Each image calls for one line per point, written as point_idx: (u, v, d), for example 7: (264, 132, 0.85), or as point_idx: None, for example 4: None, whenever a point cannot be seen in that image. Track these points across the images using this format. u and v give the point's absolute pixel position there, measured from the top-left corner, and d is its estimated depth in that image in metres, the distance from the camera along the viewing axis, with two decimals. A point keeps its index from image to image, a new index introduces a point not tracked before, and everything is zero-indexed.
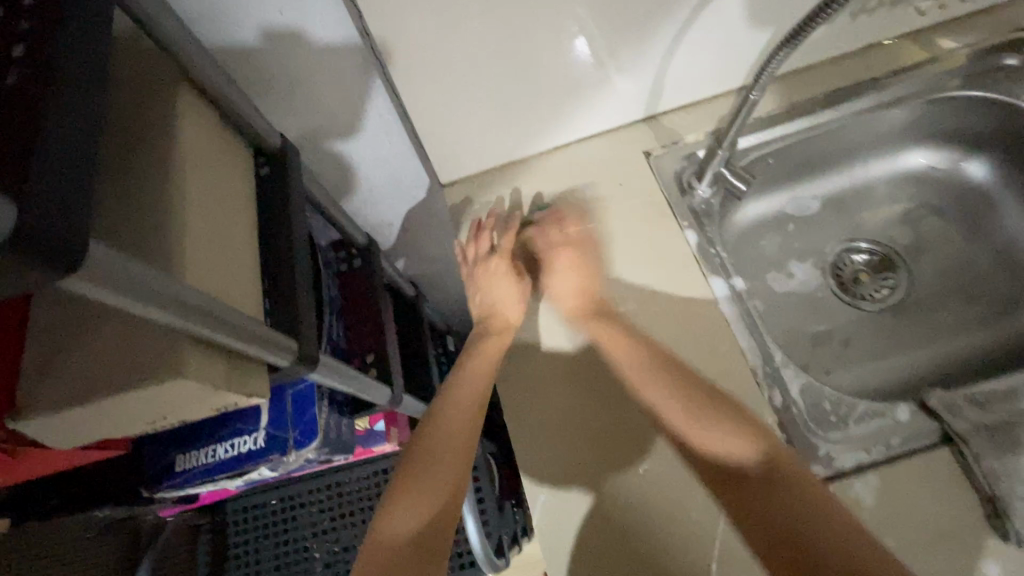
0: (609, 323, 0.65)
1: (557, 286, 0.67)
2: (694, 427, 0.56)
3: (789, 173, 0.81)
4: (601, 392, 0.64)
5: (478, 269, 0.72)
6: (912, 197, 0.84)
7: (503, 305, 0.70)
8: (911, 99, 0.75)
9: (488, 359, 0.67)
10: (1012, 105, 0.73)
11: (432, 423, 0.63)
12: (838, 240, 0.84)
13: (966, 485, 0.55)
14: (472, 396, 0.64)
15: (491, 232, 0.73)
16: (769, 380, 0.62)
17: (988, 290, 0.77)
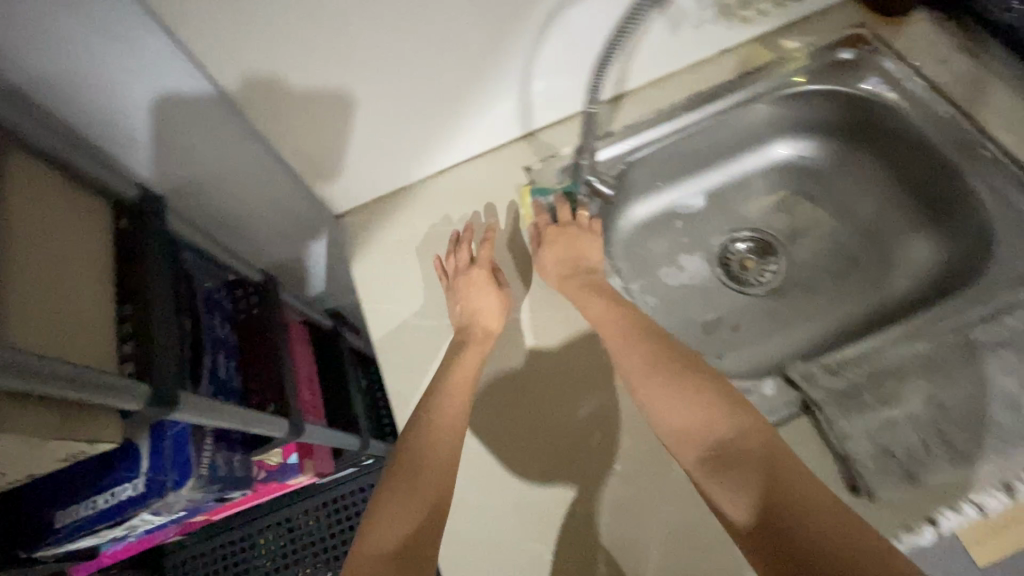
0: (594, 293, 0.67)
1: (553, 265, 0.70)
2: (703, 413, 0.53)
3: (666, 174, 0.85)
4: (578, 396, 0.66)
5: (457, 280, 0.70)
6: (787, 186, 0.89)
7: (482, 312, 0.68)
8: (765, 97, 0.81)
9: (468, 359, 0.65)
10: (850, 94, 0.80)
11: (416, 431, 0.59)
12: (722, 232, 0.88)
13: (825, 449, 0.58)
14: (459, 400, 0.62)
15: (469, 245, 0.73)
16: None
17: (857, 264, 0.82)
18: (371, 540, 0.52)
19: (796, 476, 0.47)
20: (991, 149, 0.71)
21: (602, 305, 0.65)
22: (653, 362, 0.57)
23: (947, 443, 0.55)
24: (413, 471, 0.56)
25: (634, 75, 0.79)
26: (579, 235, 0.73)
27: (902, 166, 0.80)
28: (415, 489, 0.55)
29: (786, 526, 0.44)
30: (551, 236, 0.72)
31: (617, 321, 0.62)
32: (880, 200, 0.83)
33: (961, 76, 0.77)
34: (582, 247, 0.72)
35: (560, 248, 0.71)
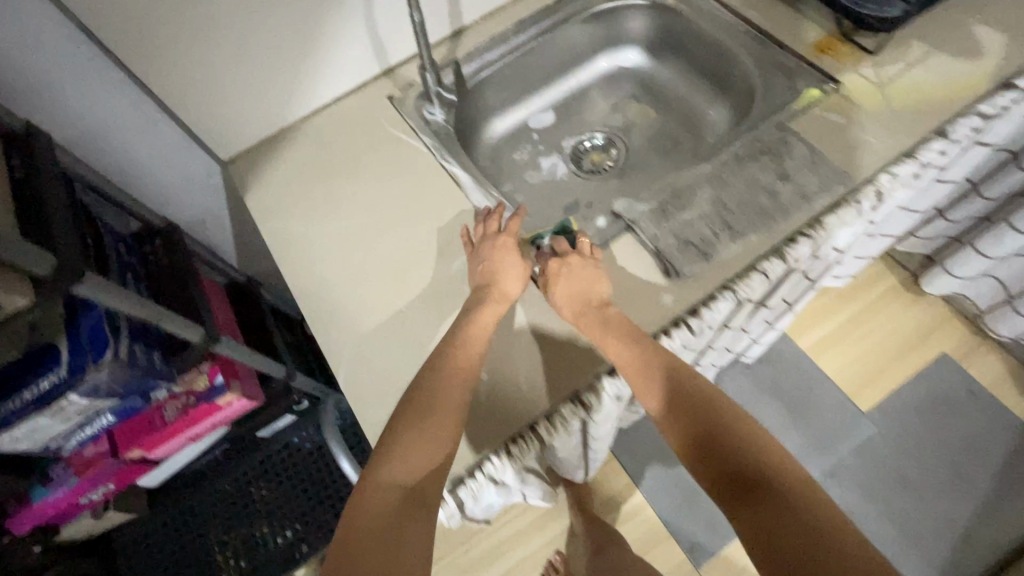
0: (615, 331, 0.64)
1: (568, 301, 0.68)
2: (734, 449, 0.55)
3: (513, 93, 1.01)
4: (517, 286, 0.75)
5: (484, 244, 0.72)
6: (616, 91, 1.05)
7: (503, 275, 0.69)
8: (577, 16, 0.97)
9: (485, 318, 0.67)
10: (642, 4, 0.97)
11: (432, 372, 0.63)
12: (570, 135, 1.04)
13: (646, 255, 0.73)
14: (471, 359, 0.64)
15: (498, 219, 0.74)
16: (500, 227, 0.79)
17: (676, 139, 0.99)
18: (385, 481, 0.55)
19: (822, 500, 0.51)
20: (742, 23, 0.90)
21: (622, 342, 0.64)
22: (685, 403, 0.59)
23: (728, 227, 0.72)
24: (425, 415, 0.59)
25: (465, 10, 0.94)
26: (591, 266, 0.69)
27: (691, 54, 0.98)
28: (428, 431, 0.58)
29: (816, 544, 0.48)
30: (555, 270, 0.69)
31: (640, 362, 0.62)
32: (683, 85, 1.00)
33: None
34: (595, 278, 0.68)
35: (566, 285, 0.68)
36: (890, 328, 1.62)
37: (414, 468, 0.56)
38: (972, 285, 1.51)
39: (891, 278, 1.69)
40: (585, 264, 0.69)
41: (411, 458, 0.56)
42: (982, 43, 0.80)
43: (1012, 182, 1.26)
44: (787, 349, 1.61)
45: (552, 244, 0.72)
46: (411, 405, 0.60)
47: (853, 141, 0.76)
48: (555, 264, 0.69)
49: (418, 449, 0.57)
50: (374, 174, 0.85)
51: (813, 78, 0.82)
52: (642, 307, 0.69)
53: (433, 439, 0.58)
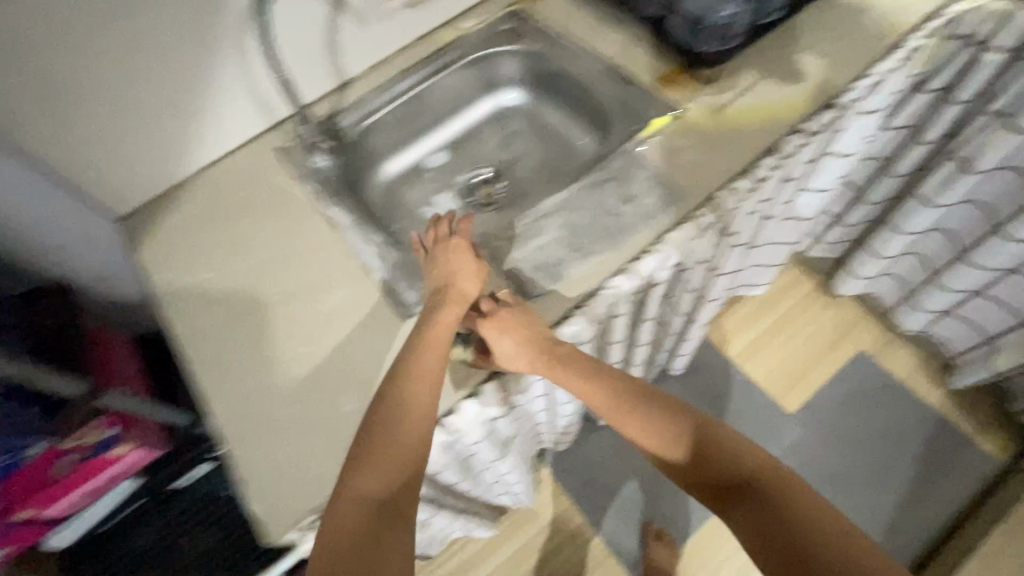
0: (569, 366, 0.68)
1: (515, 351, 0.69)
2: (713, 464, 0.61)
3: (402, 137, 1.07)
4: (379, 318, 0.78)
5: (437, 247, 0.75)
6: (502, 128, 1.12)
7: (457, 277, 0.72)
8: (453, 65, 1.04)
9: (445, 318, 0.69)
10: (513, 50, 1.05)
11: (400, 380, 0.64)
12: (461, 173, 1.10)
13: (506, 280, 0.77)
14: (435, 362, 0.66)
15: (449, 222, 0.77)
16: (371, 260, 0.83)
17: (557, 169, 1.06)
18: (357, 496, 0.56)
19: (795, 492, 0.57)
20: (601, 62, 0.98)
21: (581, 379, 0.68)
22: (658, 434, 0.64)
23: (575, 250, 0.78)
24: (394, 425, 0.61)
25: (348, 65, 1.00)
26: (525, 321, 0.71)
27: (562, 92, 1.05)
28: (399, 440, 0.60)
29: (800, 536, 0.54)
30: (497, 326, 0.69)
31: (602, 387, 0.67)
32: (559, 119, 1.07)
33: (583, 15, 1.03)
34: (533, 329, 0.70)
35: (507, 338, 0.69)
36: (810, 331, 1.69)
37: (384, 481, 0.57)
38: (878, 285, 1.59)
39: (809, 284, 1.77)
40: (511, 315, 0.71)
41: (380, 472, 0.58)
42: (802, 70, 0.90)
43: (887, 188, 1.36)
44: (714, 358, 1.67)
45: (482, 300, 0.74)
46: (382, 414, 0.61)
47: (693, 164, 0.84)
48: (492, 316, 0.70)
49: (385, 464, 0.58)
50: (259, 222, 0.89)
51: (659, 108, 0.90)
52: None
53: (404, 448, 0.60)
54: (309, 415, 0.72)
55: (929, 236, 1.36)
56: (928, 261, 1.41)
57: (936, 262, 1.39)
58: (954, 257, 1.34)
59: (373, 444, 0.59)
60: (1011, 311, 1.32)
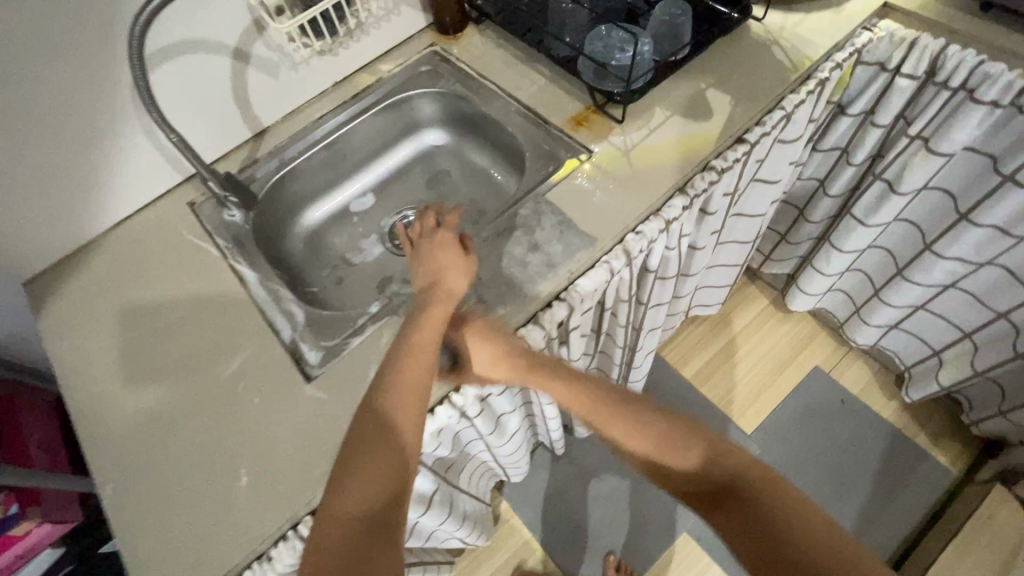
0: (552, 371, 0.71)
1: (493, 359, 0.71)
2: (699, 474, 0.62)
3: (324, 183, 1.06)
4: (279, 380, 0.75)
5: (424, 241, 0.77)
6: (428, 169, 1.11)
7: (446, 270, 0.73)
8: (372, 108, 1.04)
9: (433, 317, 0.68)
10: (432, 91, 1.05)
11: (387, 383, 0.62)
12: (387, 215, 1.08)
13: None
14: (420, 368, 0.63)
15: (435, 216, 0.79)
16: (276, 316, 0.81)
17: (482, 209, 1.04)
18: (343, 511, 0.55)
19: (783, 495, 0.58)
20: (517, 103, 0.97)
21: (566, 386, 0.71)
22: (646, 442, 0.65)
23: (482, 300, 0.78)
24: (380, 433, 0.59)
25: (262, 114, 0.99)
26: (504, 327, 0.73)
27: (482, 131, 1.05)
28: (382, 450, 0.58)
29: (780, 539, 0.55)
30: (474, 341, 0.71)
31: (594, 392, 0.70)
32: (483, 159, 1.07)
33: (502, 55, 1.04)
34: (510, 336, 0.72)
35: (482, 354, 0.71)
36: (766, 348, 1.69)
37: (370, 495, 0.56)
38: (828, 300, 1.59)
39: (764, 300, 1.77)
40: (489, 325, 0.73)
41: (367, 485, 0.56)
42: (712, 104, 0.90)
43: (826, 208, 1.36)
44: (671, 380, 1.66)
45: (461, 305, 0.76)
46: (370, 421, 0.60)
47: (603, 206, 0.83)
48: (466, 327, 0.72)
49: (371, 475, 0.57)
50: (165, 281, 0.87)
51: (571, 149, 0.89)
52: None
53: (390, 458, 0.58)
54: (201, 491, 0.68)
55: (868, 252, 1.36)
56: (872, 277, 1.41)
57: (879, 277, 1.39)
58: (894, 273, 1.34)
59: (357, 455, 0.58)
60: (953, 324, 1.32)
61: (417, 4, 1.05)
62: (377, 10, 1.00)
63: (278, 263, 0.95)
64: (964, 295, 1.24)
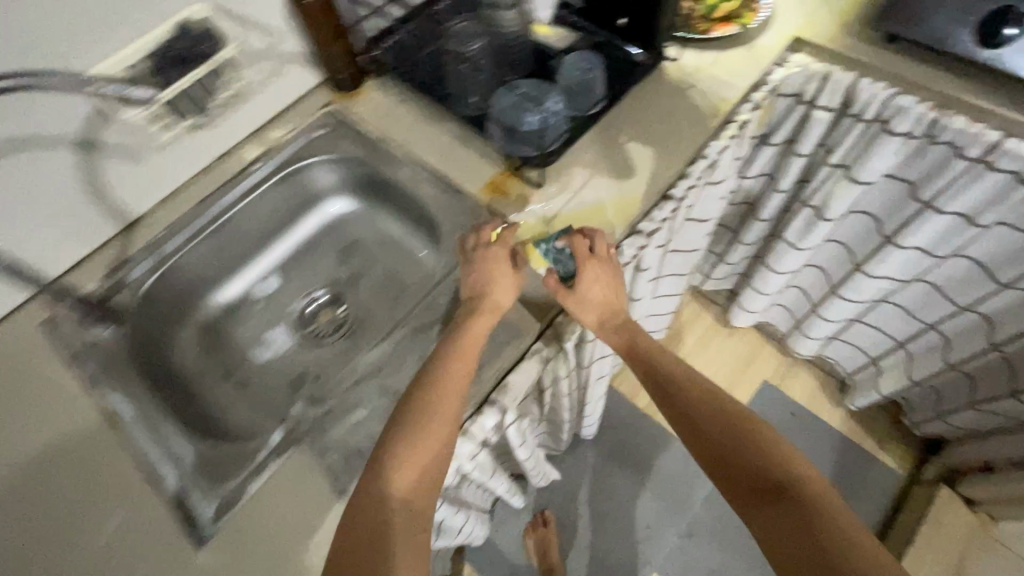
0: (640, 336, 0.72)
1: (606, 307, 0.73)
2: (748, 464, 0.62)
3: (217, 272, 0.92)
4: (162, 549, 0.62)
5: (478, 254, 0.73)
6: (338, 240, 1.00)
7: (494, 288, 0.70)
8: (265, 183, 0.91)
9: (477, 328, 0.67)
10: (331, 158, 0.94)
11: (430, 377, 0.62)
12: (297, 299, 0.96)
13: (318, 476, 0.64)
14: (464, 367, 0.64)
15: (494, 226, 0.75)
16: (156, 460, 0.68)
17: (402, 284, 0.95)
18: (380, 495, 0.55)
19: (835, 507, 0.57)
20: (427, 170, 0.88)
21: (650, 345, 0.72)
22: (706, 417, 0.65)
23: None
24: (422, 423, 0.59)
25: (131, 204, 0.85)
26: (616, 277, 0.74)
27: (392, 198, 0.95)
28: (424, 441, 0.58)
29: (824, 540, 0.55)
30: (592, 275, 0.72)
31: (663, 363, 0.70)
32: (397, 227, 0.97)
33: (406, 112, 0.94)
34: (615, 291, 0.74)
35: (598, 289, 0.72)
36: (715, 367, 1.68)
37: (407, 483, 0.56)
38: (769, 315, 1.60)
39: (708, 317, 1.76)
40: (611, 272, 0.74)
41: (406, 472, 0.56)
42: (633, 160, 0.84)
43: (759, 232, 1.35)
44: (626, 412, 1.62)
45: (569, 245, 0.74)
46: (415, 408, 0.60)
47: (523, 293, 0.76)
48: (584, 272, 0.72)
49: (412, 465, 0.57)
50: (16, 429, 0.72)
51: (489, 222, 0.82)
52: (309, 546, 0.60)
53: (431, 450, 0.58)
54: None
55: (803, 271, 1.36)
56: (808, 293, 1.42)
57: (815, 294, 1.40)
58: (829, 291, 1.35)
59: (399, 441, 0.58)
60: (888, 335, 1.34)
61: (305, 61, 0.94)
62: (256, 75, 0.88)
63: (161, 383, 0.81)
64: (895, 309, 1.27)
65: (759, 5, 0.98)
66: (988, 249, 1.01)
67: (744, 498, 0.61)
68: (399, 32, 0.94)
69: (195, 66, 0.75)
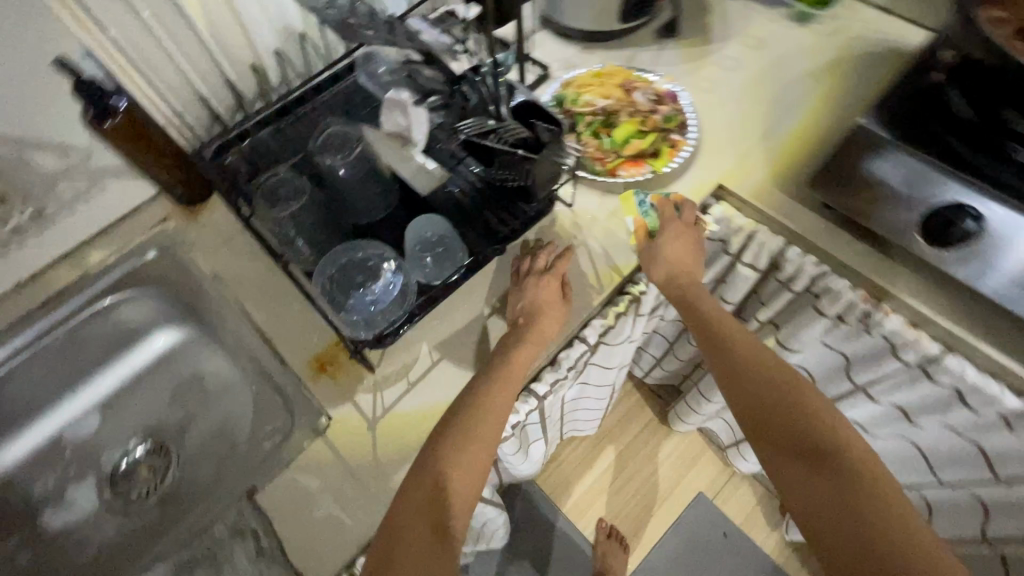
0: (699, 287, 0.70)
1: (683, 258, 0.71)
2: (807, 437, 0.58)
3: (17, 418, 0.79)
4: None
5: (527, 284, 0.69)
6: (172, 376, 0.85)
7: (546, 313, 0.67)
8: (69, 318, 0.77)
9: (524, 354, 0.64)
10: (163, 292, 0.81)
11: (474, 396, 0.60)
12: (115, 449, 0.83)
13: None
14: (507, 389, 0.61)
15: (549, 253, 0.71)
16: None
17: (232, 442, 0.81)
18: (415, 513, 0.53)
19: (884, 481, 0.55)
20: (255, 330, 0.73)
21: (706, 299, 0.70)
22: (756, 377, 0.63)
23: None
24: (461, 443, 0.56)
25: None
26: (697, 239, 0.74)
27: (226, 342, 0.80)
28: (461, 464, 0.55)
29: (869, 514, 0.52)
30: (674, 229, 0.72)
31: (719, 323, 0.67)
32: (232, 374, 0.82)
33: (246, 244, 0.79)
34: (694, 252, 0.73)
35: (670, 255, 0.71)
36: (650, 470, 1.54)
37: (438, 504, 0.53)
38: (712, 424, 1.45)
39: (649, 412, 1.60)
40: (691, 233, 0.74)
41: (437, 494, 0.54)
42: (491, 347, 0.69)
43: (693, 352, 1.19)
44: (545, 514, 1.49)
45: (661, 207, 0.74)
46: (457, 425, 0.58)
47: (320, 522, 0.62)
48: (664, 231, 0.72)
49: (444, 489, 0.54)
50: None
51: (309, 413, 0.67)
52: None
53: (465, 475, 0.55)
54: None
55: None
56: None
57: None
58: None
59: (437, 455, 0.56)
60: None
61: (133, 173, 0.79)
62: (56, 198, 0.74)
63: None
64: None
65: (682, 140, 0.82)
66: (921, 446, 0.87)
67: (787, 460, 0.58)
68: (255, 135, 0.76)
69: None
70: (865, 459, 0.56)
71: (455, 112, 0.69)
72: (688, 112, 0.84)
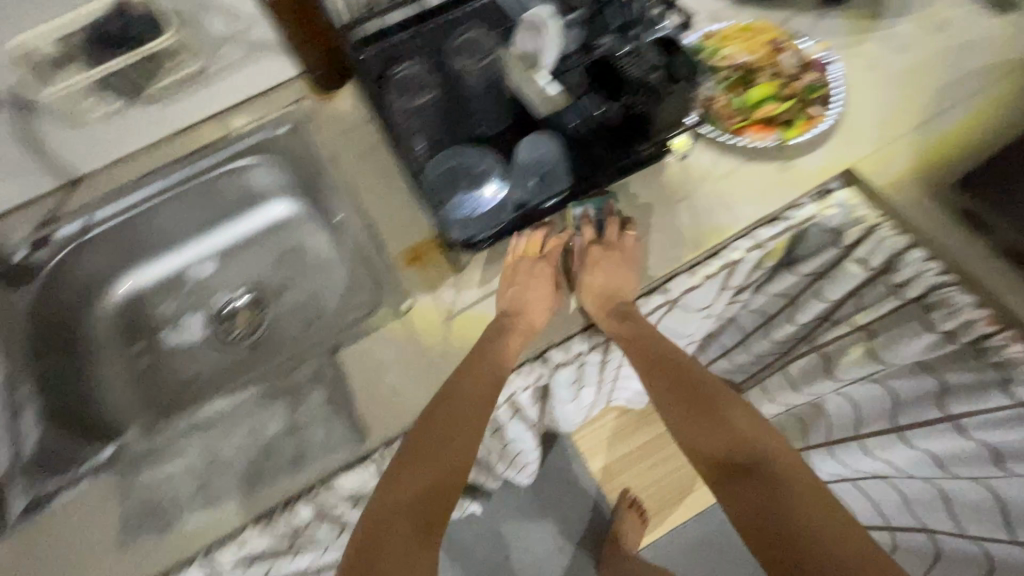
0: (639, 316, 0.71)
1: (612, 284, 0.70)
2: (742, 456, 0.60)
3: (155, 248, 0.92)
4: None
5: (519, 267, 0.71)
6: (279, 242, 0.94)
7: (529, 305, 0.68)
8: (210, 170, 0.87)
9: (512, 347, 0.67)
10: (286, 164, 0.89)
11: (450, 384, 0.65)
12: (224, 293, 0.94)
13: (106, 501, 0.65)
14: (493, 379, 0.65)
15: (544, 236, 0.73)
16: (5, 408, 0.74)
17: (318, 311, 0.89)
18: (393, 494, 0.59)
19: (809, 486, 0.56)
20: (359, 213, 0.79)
21: (650, 329, 0.71)
22: (689, 408, 0.66)
23: (218, 485, 0.65)
24: (439, 430, 0.62)
25: (79, 161, 0.86)
26: (626, 258, 0.71)
27: (330, 222, 0.88)
28: (438, 451, 0.62)
29: (798, 519, 0.53)
30: (597, 254, 0.71)
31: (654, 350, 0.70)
32: (329, 252, 0.90)
33: (364, 135, 0.85)
34: (625, 276, 0.70)
35: (601, 279, 0.70)
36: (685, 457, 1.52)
37: (422, 483, 0.60)
38: None
39: None
40: (620, 255, 0.71)
41: (417, 476, 0.60)
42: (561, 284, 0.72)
43: None
44: (572, 469, 1.52)
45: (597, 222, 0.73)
46: (431, 414, 0.63)
47: (384, 390, 0.68)
48: (593, 253, 0.71)
49: (423, 470, 0.61)
50: None
51: (392, 296, 0.73)
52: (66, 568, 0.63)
53: (447, 456, 0.62)
54: None
55: None
56: None
57: None
58: None
59: (414, 442, 0.62)
60: None
61: (282, 51, 0.86)
62: (218, 60, 0.83)
63: (49, 348, 0.82)
64: None
65: (821, 114, 0.76)
66: None
67: (721, 477, 0.59)
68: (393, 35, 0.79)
69: (125, 52, 0.71)
70: (790, 465, 0.58)
71: (591, 33, 0.70)
72: (834, 85, 0.78)
